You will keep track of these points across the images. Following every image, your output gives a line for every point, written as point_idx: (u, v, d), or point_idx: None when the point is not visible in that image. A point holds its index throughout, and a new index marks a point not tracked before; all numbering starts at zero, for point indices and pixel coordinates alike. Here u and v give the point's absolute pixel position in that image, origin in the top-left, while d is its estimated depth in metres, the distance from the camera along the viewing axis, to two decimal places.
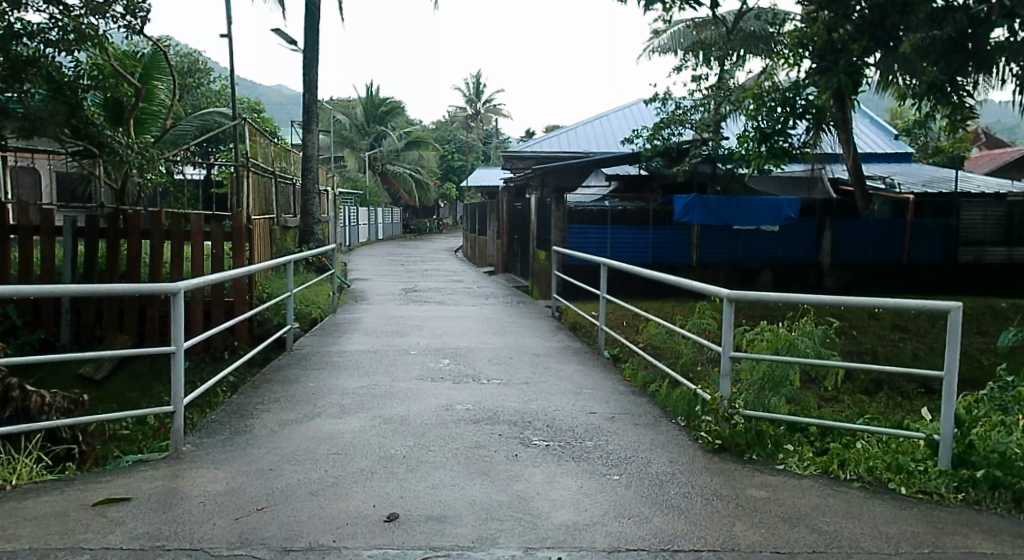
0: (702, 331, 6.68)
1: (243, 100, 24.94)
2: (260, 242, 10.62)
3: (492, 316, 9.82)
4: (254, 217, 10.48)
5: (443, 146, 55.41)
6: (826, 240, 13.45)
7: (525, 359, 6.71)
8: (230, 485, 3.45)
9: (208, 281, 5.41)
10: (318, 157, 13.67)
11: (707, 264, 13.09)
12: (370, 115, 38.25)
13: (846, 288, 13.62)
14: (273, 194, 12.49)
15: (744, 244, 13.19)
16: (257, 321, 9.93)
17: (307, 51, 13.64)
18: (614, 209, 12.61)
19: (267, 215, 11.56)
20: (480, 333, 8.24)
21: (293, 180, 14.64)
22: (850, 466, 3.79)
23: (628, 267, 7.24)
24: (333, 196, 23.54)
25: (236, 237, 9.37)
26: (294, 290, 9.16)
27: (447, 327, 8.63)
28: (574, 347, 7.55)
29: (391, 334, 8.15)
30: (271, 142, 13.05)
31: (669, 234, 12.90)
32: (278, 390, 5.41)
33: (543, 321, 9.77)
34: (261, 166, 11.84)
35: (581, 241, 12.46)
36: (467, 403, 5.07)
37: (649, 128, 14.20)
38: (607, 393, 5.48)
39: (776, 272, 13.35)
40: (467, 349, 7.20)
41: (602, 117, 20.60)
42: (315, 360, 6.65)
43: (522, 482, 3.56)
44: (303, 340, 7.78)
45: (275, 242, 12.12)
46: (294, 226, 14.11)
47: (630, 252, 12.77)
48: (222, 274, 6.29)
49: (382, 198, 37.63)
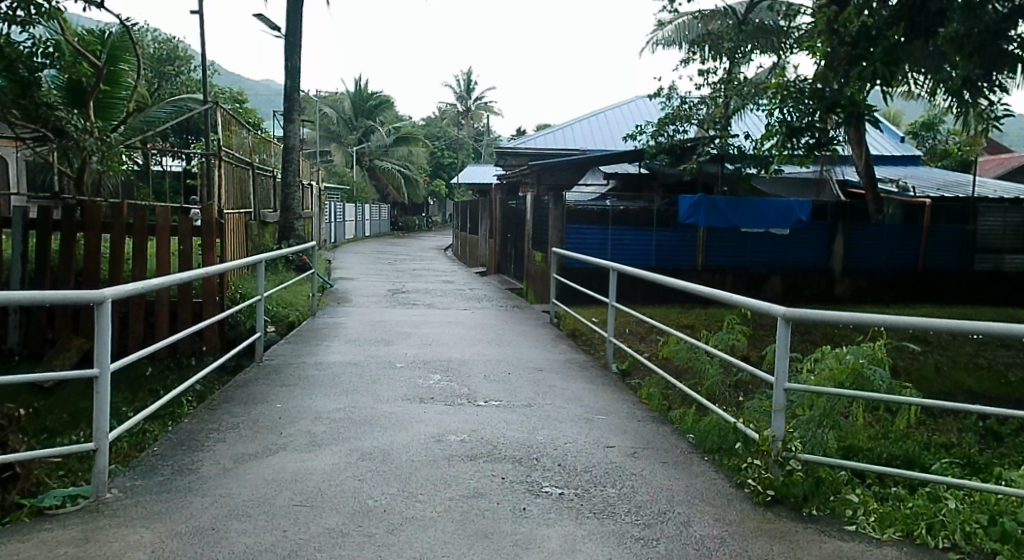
0: (727, 347, 5.96)
1: (225, 90, 24.03)
2: (234, 239, 9.79)
3: (486, 322, 9.03)
4: (228, 211, 9.67)
5: (433, 142, 54.49)
6: (837, 245, 12.76)
7: (527, 375, 5.93)
8: (156, 554, 2.64)
9: (166, 281, 4.65)
10: (300, 148, 12.84)
11: (713, 269, 12.37)
12: (358, 109, 37.41)
13: (858, 295, 12.92)
14: (250, 186, 11.67)
15: (752, 248, 12.47)
16: (229, 325, 9.14)
17: (290, 36, 12.82)
18: (615, 209, 11.84)
19: (243, 210, 10.74)
20: (475, 342, 7.44)
21: (274, 173, 13.79)
22: (941, 530, 3.01)
23: (628, 269, 6.48)
24: (317, 192, 22.70)
25: (207, 231, 8.62)
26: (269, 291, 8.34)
27: (437, 334, 7.86)
28: (578, 360, 6.80)
29: (376, 342, 7.34)
30: (248, 131, 12.21)
31: (674, 237, 12.17)
32: (240, 413, 4.60)
33: (542, 328, 8.99)
34: (237, 158, 11.02)
35: (580, 243, 11.70)
36: (463, 433, 4.30)
37: (653, 124, 13.50)
38: (623, 420, 4.73)
39: (785, 278, 12.64)
40: (461, 362, 6.40)
41: (600, 114, 19.88)
42: (288, 372, 5.86)
43: (536, 550, 2.78)
44: (275, 348, 6.97)
45: (252, 238, 11.30)
46: (274, 221, 13.28)
47: (632, 254, 12.03)
48: (189, 272, 5.53)
49: (369, 194, 36.71)
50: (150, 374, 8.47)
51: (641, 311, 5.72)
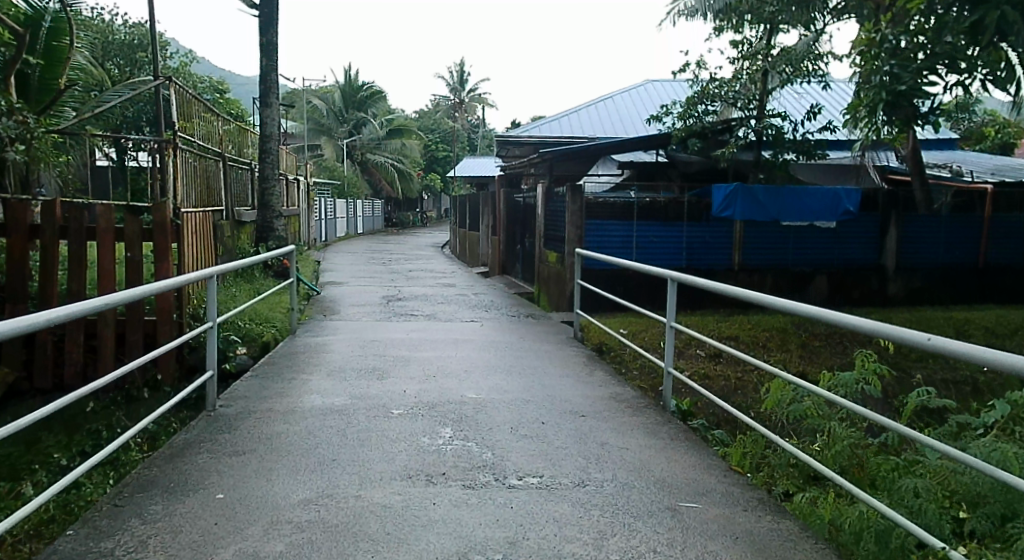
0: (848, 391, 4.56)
1: (204, 78, 22.35)
2: (197, 242, 8.27)
3: (500, 339, 7.55)
4: (190, 210, 8.12)
5: (427, 135, 52.79)
6: (890, 239, 11.24)
7: (567, 428, 4.45)
8: None
9: (79, 309, 3.20)
10: (278, 137, 11.26)
11: (751, 269, 10.87)
12: (348, 99, 35.85)
13: (913, 296, 11.42)
14: (219, 180, 10.12)
15: (794, 245, 10.99)
16: (190, 348, 7.67)
17: (264, 10, 11.23)
18: (641, 202, 10.34)
19: (211, 209, 9.23)
20: (490, 372, 5.94)
21: (250, 167, 12.20)
22: None
23: (694, 280, 5.01)
24: (303, 187, 21.13)
25: (159, 235, 7.15)
26: (238, 306, 6.83)
27: (442, 360, 6.36)
28: (624, 396, 5.33)
29: (365, 375, 5.82)
30: (218, 118, 10.62)
31: (707, 233, 10.66)
32: (157, 517, 3.05)
33: (569, 347, 7.48)
34: (199, 146, 9.44)
35: (601, 241, 10.19)
36: (497, 551, 2.79)
37: (679, 104, 11.98)
38: (724, 512, 3.24)
39: (832, 278, 11.15)
40: (476, 406, 4.91)
41: (607, 98, 18.38)
42: (247, 429, 4.33)
43: None
44: (236, 386, 5.43)
45: (223, 241, 9.77)
46: (250, 221, 11.73)
47: (659, 254, 10.51)
48: (142, 287, 4.11)
49: (360, 189, 35.06)
50: (90, 411, 6.95)
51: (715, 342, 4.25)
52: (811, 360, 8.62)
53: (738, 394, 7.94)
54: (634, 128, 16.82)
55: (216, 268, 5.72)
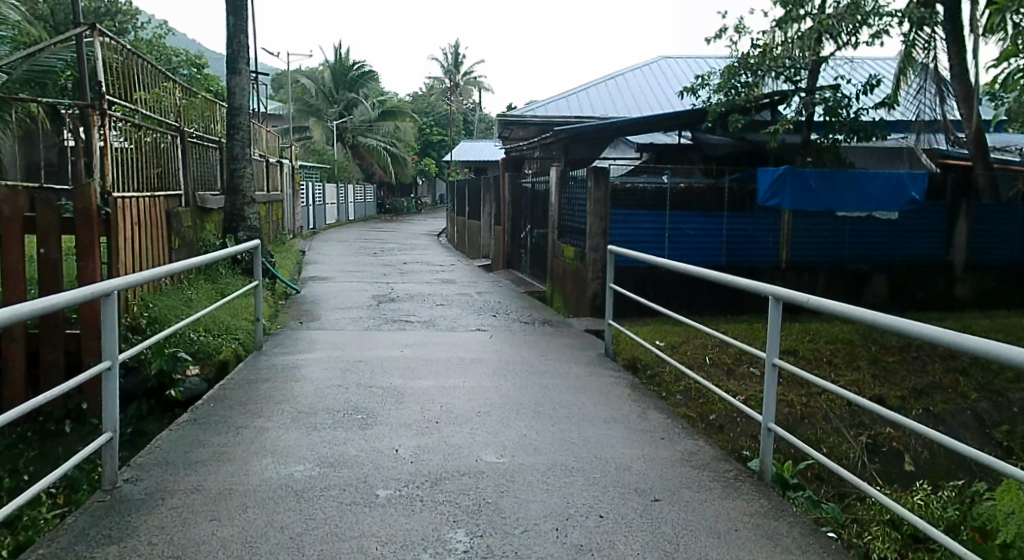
0: None
1: (181, 52, 20.60)
2: (140, 236, 6.69)
3: (516, 360, 6.04)
4: (129, 194, 6.50)
5: (421, 118, 51.03)
6: (959, 233, 9.76)
7: (643, 532, 2.93)
8: None
9: None
10: (249, 110, 9.70)
11: (801, 267, 9.38)
12: (339, 80, 34.14)
13: (984, 298, 9.96)
14: (176, 161, 8.53)
15: (851, 239, 9.50)
16: (129, 368, 6.12)
17: None
18: (675, 187, 8.81)
19: (162, 194, 7.64)
20: (510, 416, 4.44)
21: (216, 146, 10.59)
22: None
23: (797, 294, 3.27)
24: (287, 172, 19.49)
25: (82, 228, 5.56)
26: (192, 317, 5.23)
27: (444, 397, 4.83)
28: (701, 457, 3.85)
29: (344, 420, 4.28)
30: (178, 87, 9.02)
31: (750, 224, 9.14)
32: None
33: (602, 368, 5.98)
34: (147, 118, 7.83)
35: (630, 233, 8.66)
36: None
37: (717, 74, 10.47)
38: None
39: (892, 277, 9.67)
40: (497, 483, 3.39)
41: (619, 76, 16.83)
42: (148, 536, 2.77)
43: None
44: (159, 441, 3.86)
45: (181, 232, 8.21)
46: (217, 209, 10.15)
47: (697, 248, 9.00)
48: (30, 302, 2.44)
49: (352, 174, 33.28)
50: None
51: (864, 407, 2.74)
52: (888, 381, 7.25)
53: (806, 425, 6.71)
54: (651, 108, 15.26)
55: (161, 267, 4.17)
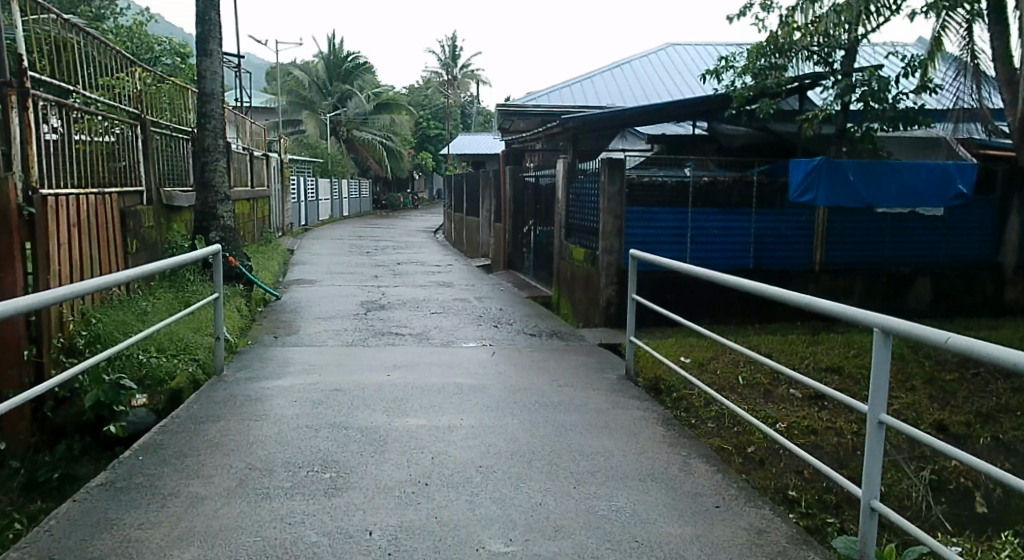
0: None
1: (163, 40, 19.52)
2: (82, 240, 5.72)
3: (522, 386, 5.09)
4: (68, 191, 5.52)
5: (418, 110, 49.92)
6: (1010, 232, 8.81)
7: None
8: None
9: None
10: (222, 97, 8.72)
11: (836, 270, 8.42)
12: (332, 72, 33.04)
13: None
14: (136, 152, 7.56)
15: (890, 239, 8.55)
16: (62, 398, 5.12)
17: None
18: (698, 182, 7.84)
19: (115, 191, 6.68)
20: (519, 472, 3.49)
21: (187, 137, 9.60)
22: None
23: (920, 328, 2.33)
24: (275, 166, 18.47)
25: None
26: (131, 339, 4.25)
27: (434, 443, 3.88)
28: (774, 537, 2.91)
29: (305, 482, 3.32)
30: (141, 70, 8.04)
31: (781, 223, 8.18)
32: None
33: (624, 394, 5.04)
34: (105, 102, 6.88)
35: (647, 233, 7.70)
36: None
37: (741, 56, 9.59)
38: None
39: (936, 281, 8.72)
40: None
41: (625, 64, 15.82)
42: None
43: None
44: (55, 518, 2.89)
45: (140, 232, 7.24)
46: (186, 206, 9.16)
47: (722, 250, 8.04)
48: None
49: (346, 168, 32.23)
50: None
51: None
52: (948, 403, 6.30)
53: None
54: (660, 96, 14.27)
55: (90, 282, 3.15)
